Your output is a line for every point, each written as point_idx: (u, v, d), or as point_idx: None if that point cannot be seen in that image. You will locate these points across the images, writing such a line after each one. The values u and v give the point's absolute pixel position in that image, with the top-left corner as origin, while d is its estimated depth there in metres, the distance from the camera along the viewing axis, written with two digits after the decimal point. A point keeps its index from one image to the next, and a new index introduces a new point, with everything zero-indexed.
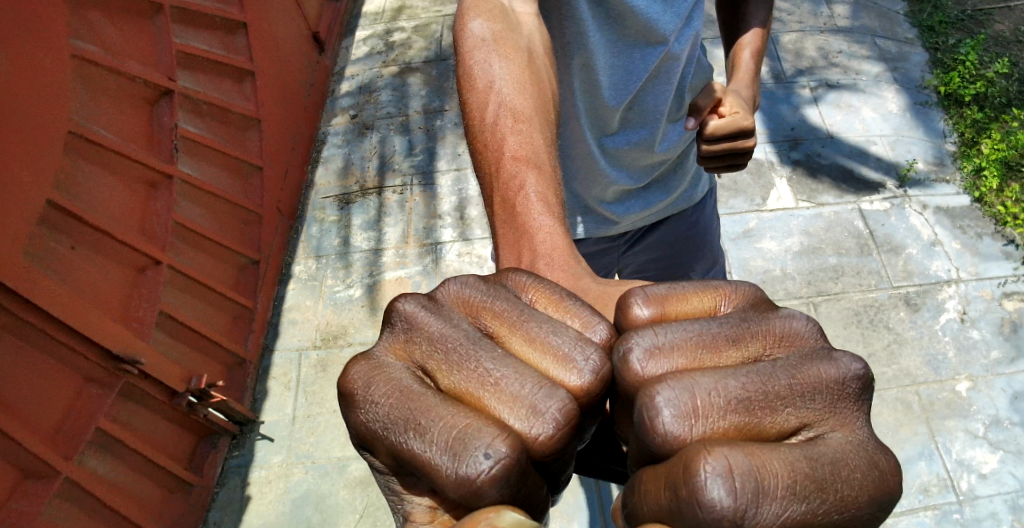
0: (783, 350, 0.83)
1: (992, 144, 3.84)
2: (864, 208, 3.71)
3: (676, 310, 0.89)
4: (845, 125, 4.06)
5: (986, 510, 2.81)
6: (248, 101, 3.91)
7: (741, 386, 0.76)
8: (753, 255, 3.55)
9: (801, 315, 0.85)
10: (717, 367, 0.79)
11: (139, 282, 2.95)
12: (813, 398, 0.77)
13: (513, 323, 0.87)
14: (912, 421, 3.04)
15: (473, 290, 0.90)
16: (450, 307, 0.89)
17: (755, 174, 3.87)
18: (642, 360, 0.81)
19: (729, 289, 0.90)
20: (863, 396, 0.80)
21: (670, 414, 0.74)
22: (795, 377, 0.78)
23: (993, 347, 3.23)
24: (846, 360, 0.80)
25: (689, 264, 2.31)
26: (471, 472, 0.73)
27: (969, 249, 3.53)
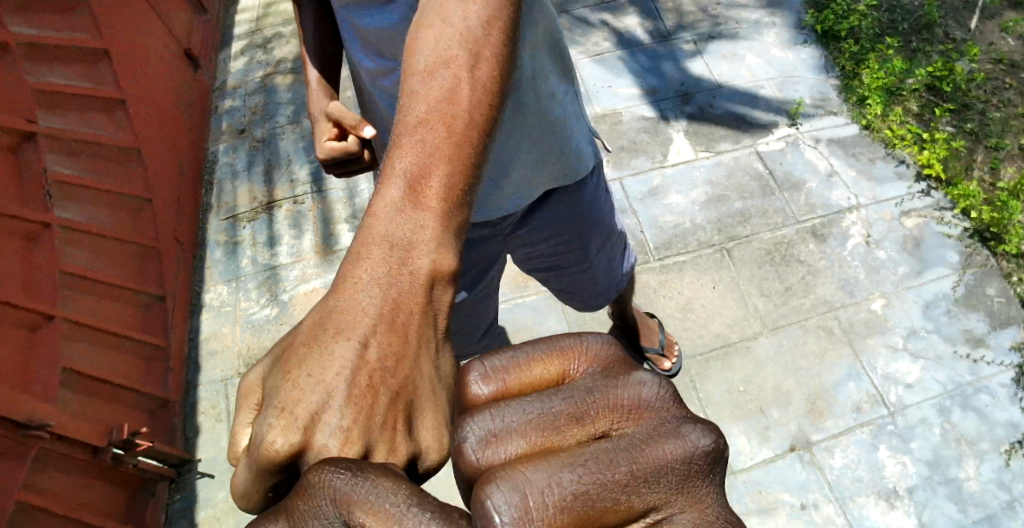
0: (632, 423, 0.75)
1: (871, 74, 3.97)
2: (760, 150, 3.77)
3: (518, 383, 0.81)
4: (733, 74, 4.14)
5: (917, 417, 2.88)
6: (125, 133, 3.67)
7: (574, 480, 0.67)
8: (662, 212, 3.57)
9: (653, 379, 0.78)
10: (531, 401, 0.77)
11: (32, 343, 2.70)
12: (660, 479, 0.69)
13: (382, 436, 0.81)
14: (835, 346, 3.09)
15: (334, 398, 0.83)
16: (301, 431, 0.81)
17: (653, 133, 3.89)
18: (478, 381, 0.82)
19: (579, 349, 0.83)
20: (715, 469, 0.72)
21: (477, 442, 0.74)
22: (634, 459, 0.69)
23: (900, 264, 3.33)
24: (694, 432, 0.72)
25: (585, 241, 2.24)
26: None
27: (864, 175, 3.64)
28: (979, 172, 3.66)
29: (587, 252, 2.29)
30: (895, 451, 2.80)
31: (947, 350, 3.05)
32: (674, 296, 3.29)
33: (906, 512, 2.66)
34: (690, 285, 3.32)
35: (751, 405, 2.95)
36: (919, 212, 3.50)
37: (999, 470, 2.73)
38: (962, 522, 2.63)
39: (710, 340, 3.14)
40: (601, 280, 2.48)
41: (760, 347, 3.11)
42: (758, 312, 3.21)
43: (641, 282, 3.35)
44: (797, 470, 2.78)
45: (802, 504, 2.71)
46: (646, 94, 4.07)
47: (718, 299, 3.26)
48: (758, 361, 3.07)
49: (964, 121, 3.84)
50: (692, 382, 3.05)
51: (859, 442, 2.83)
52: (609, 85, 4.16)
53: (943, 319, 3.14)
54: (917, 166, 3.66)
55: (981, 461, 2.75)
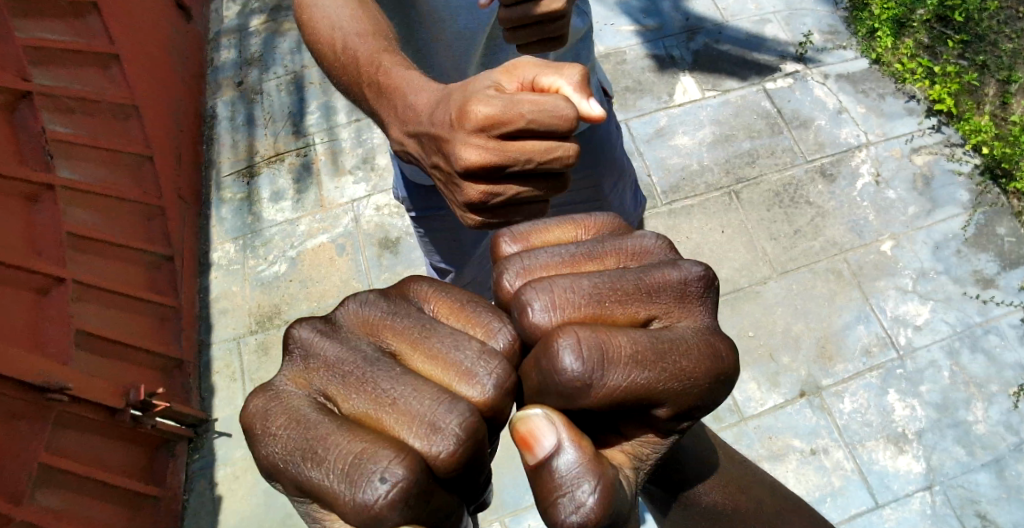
0: (637, 264, 0.97)
1: (881, 4, 3.80)
2: (768, 88, 3.63)
3: (541, 242, 1.03)
4: (738, 8, 3.94)
5: (926, 359, 2.87)
6: (119, 86, 3.46)
7: (592, 284, 0.90)
8: (669, 154, 3.46)
9: (652, 233, 1.00)
10: (589, 278, 0.91)
11: (43, 307, 2.61)
12: (664, 294, 0.91)
13: (415, 343, 0.88)
14: (845, 288, 3.05)
15: (374, 310, 0.91)
16: (350, 329, 0.90)
17: (656, 73, 3.73)
18: (512, 282, 0.95)
19: (588, 222, 1.05)
20: (707, 292, 0.93)
21: (539, 308, 0.88)
22: (644, 280, 0.91)
23: (909, 204, 3.26)
24: (688, 263, 0.93)
25: (598, 177, 2.10)
26: (368, 498, 0.75)
27: (874, 111, 3.53)
28: (991, 106, 3.54)
29: (601, 188, 2.13)
30: (904, 395, 2.80)
31: (956, 292, 3.02)
32: (682, 241, 3.22)
33: (915, 456, 2.68)
34: (700, 230, 3.24)
35: (761, 351, 2.93)
36: (929, 148, 3.41)
37: (1006, 413, 2.74)
38: (969, 464, 2.66)
39: (719, 285, 3.09)
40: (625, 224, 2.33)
41: (770, 291, 3.07)
42: (768, 256, 3.15)
43: (649, 227, 3.27)
44: (806, 416, 2.78)
45: (813, 449, 2.73)
46: (649, 31, 3.88)
47: (727, 244, 3.19)
48: (768, 305, 3.03)
49: (977, 54, 3.71)
50: None
51: (868, 386, 2.83)
52: (609, 23, 3.95)
53: (953, 260, 3.10)
54: (928, 101, 3.54)
55: (989, 404, 2.76)
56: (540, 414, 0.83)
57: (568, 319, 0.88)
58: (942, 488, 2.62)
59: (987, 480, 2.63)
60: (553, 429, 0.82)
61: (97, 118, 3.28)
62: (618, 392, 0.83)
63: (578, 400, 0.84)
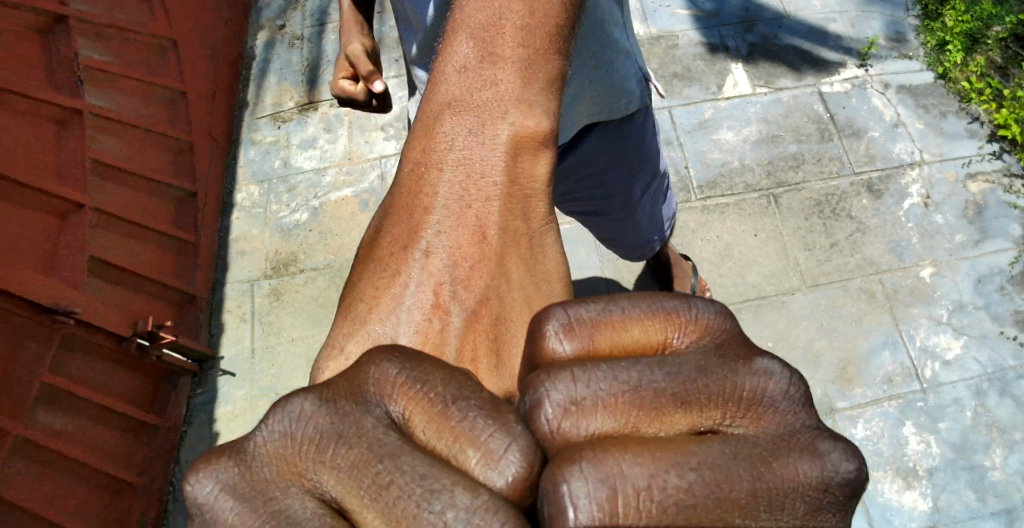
0: (752, 423, 0.66)
1: (955, 16, 3.57)
2: (824, 90, 3.45)
3: (609, 341, 0.70)
4: (803, 3, 3.74)
5: (950, 396, 2.75)
6: (158, 19, 3.38)
7: (676, 492, 0.60)
8: (709, 148, 3.32)
9: (780, 369, 0.69)
10: (672, 471, 0.61)
11: (62, 230, 2.59)
12: (794, 509, 0.62)
13: (372, 494, 0.61)
14: (875, 311, 2.92)
15: (312, 433, 0.65)
16: (273, 471, 0.65)
17: (709, 61, 3.56)
18: (553, 419, 0.65)
19: (687, 317, 0.72)
20: (849, 505, 0.65)
21: (587, 519, 0.60)
22: (762, 481, 0.62)
23: (956, 231, 3.10)
24: (836, 456, 0.64)
25: (631, 180, 2.01)
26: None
27: (932, 129, 3.35)
28: None
29: (630, 195, 2.07)
30: (921, 429, 2.69)
31: (993, 330, 2.87)
32: (713, 240, 3.10)
33: (922, 493, 2.58)
34: (731, 231, 3.11)
35: None
36: (986, 175, 3.23)
37: None
38: (978, 510, 2.55)
39: (744, 290, 2.98)
40: (651, 224, 2.29)
41: (796, 302, 2.94)
42: (799, 266, 3.02)
43: (679, 222, 3.16)
44: None
45: None
46: (706, 18, 3.70)
47: (759, 248, 3.06)
48: (792, 317, 2.92)
49: None
50: None
51: (885, 415, 2.71)
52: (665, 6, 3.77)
53: (995, 296, 2.94)
54: (992, 125, 3.34)
55: (1009, 451, 2.64)
56: None
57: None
58: None
59: None
60: None
61: (133, 49, 3.23)
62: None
63: None
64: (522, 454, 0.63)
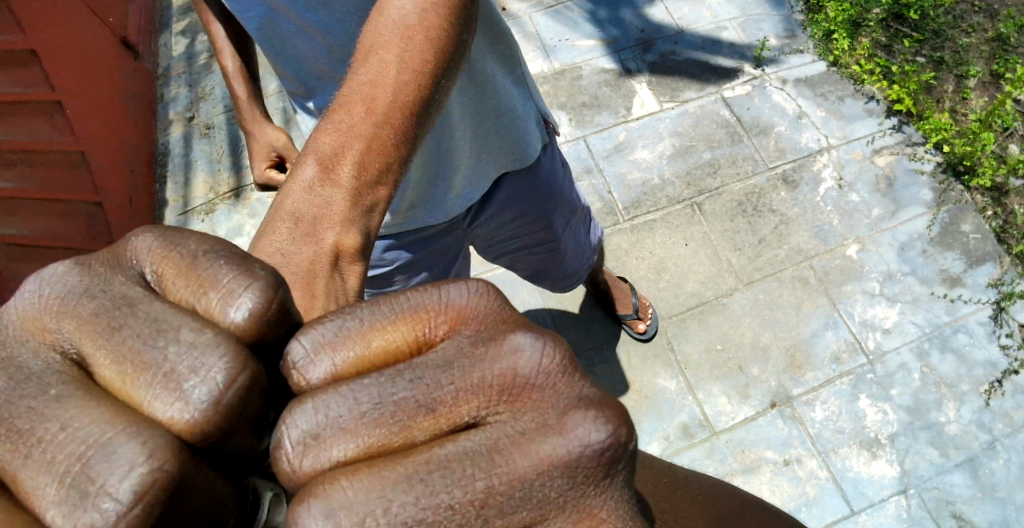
0: (510, 411, 0.68)
1: (836, 6, 3.80)
2: (726, 96, 3.62)
3: (355, 360, 0.72)
4: (693, 17, 3.91)
5: (896, 363, 2.87)
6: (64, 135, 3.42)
7: (413, 500, 0.62)
8: (629, 169, 3.44)
9: (467, 288, 0.76)
10: (365, 382, 0.68)
11: None
12: (539, 489, 0.64)
13: (188, 266, 0.73)
14: (811, 295, 3.04)
15: (153, 244, 0.75)
16: (123, 263, 0.73)
17: (614, 86, 3.71)
18: (297, 450, 0.67)
19: (438, 310, 0.75)
20: (568, 384, 0.70)
21: (296, 443, 0.67)
22: (453, 379, 0.69)
23: (873, 206, 3.26)
24: (526, 346, 0.70)
25: (548, 219, 2.11)
26: (99, 475, 0.59)
27: (833, 115, 3.52)
28: (951, 102, 3.55)
29: (552, 229, 2.16)
30: (875, 400, 2.79)
31: (923, 292, 3.02)
32: (647, 256, 3.22)
33: (888, 460, 2.67)
34: (663, 244, 3.23)
35: (730, 363, 2.92)
36: (891, 149, 3.40)
37: (978, 411, 2.75)
38: (943, 465, 2.65)
39: (685, 299, 3.08)
40: (569, 258, 2.36)
41: (736, 302, 3.05)
42: (733, 267, 3.14)
43: (613, 245, 3.26)
44: (778, 427, 2.77)
45: (786, 459, 2.71)
46: (607, 45, 3.85)
47: (692, 257, 3.18)
48: (735, 317, 3.02)
49: (934, 50, 3.71)
50: (669, 343, 2.99)
51: (839, 393, 2.82)
52: (564, 40, 3.91)
53: (919, 260, 3.10)
54: (887, 101, 3.54)
55: (961, 404, 2.76)
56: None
57: (344, 461, 0.66)
58: (917, 491, 2.62)
59: (962, 480, 2.63)
60: None
61: None
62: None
63: None
64: (274, 263, 0.76)
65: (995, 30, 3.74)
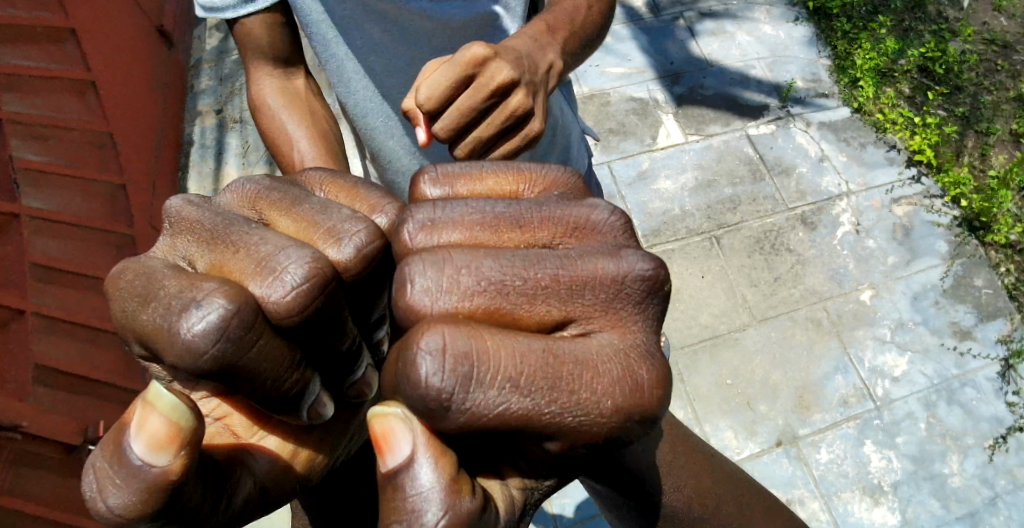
0: (575, 242, 0.76)
1: (863, 54, 3.85)
2: (751, 133, 3.66)
3: (469, 191, 0.84)
4: (723, 53, 3.97)
5: (903, 411, 2.89)
6: (94, 113, 3.37)
7: (495, 269, 0.69)
8: (651, 198, 3.48)
9: (608, 207, 0.79)
10: (476, 202, 0.78)
11: (5, 340, 2.50)
12: (590, 294, 0.71)
13: (287, 204, 0.82)
14: (823, 337, 3.07)
15: (257, 186, 0.86)
16: (229, 205, 0.85)
17: (641, 115, 3.76)
18: (418, 228, 0.75)
19: (537, 174, 0.86)
20: (648, 298, 0.73)
21: (420, 287, 0.68)
22: (563, 268, 0.71)
23: (889, 253, 3.29)
24: (602, 206, 0.79)
25: None
26: (182, 327, 0.69)
27: (855, 160, 3.56)
28: (971, 157, 3.59)
29: None
30: (881, 446, 2.81)
31: (934, 343, 3.04)
32: None
33: (890, 508, 2.69)
34: (679, 274, 3.25)
35: (738, 399, 2.94)
36: (909, 199, 3.44)
37: (981, 465, 2.77)
38: (944, 517, 2.67)
39: (698, 331, 3.10)
40: None
41: (749, 338, 3.08)
42: (747, 303, 3.17)
43: None
44: (783, 465, 2.78)
45: (789, 500, 2.72)
46: (636, 74, 3.91)
47: (707, 289, 3.21)
48: (746, 353, 3.04)
49: (957, 106, 3.76)
50: (681, 374, 3.00)
51: (845, 436, 2.84)
52: (594, 65, 3.97)
53: (931, 311, 3.12)
54: (908, 152, 3.58)
55: (964, 457, 2.78)
56: (398, 414, 0.67)
57: (454, 312, 0.68)
58: None
59: None
60: (410, 437, 0.66)
61: (72, 146, 3.20)
62: (485, 416, 0.64)
63: (433, 423, 0.65)
64: (364, 228, 0.80)
65: (1016, 90, 3.81)
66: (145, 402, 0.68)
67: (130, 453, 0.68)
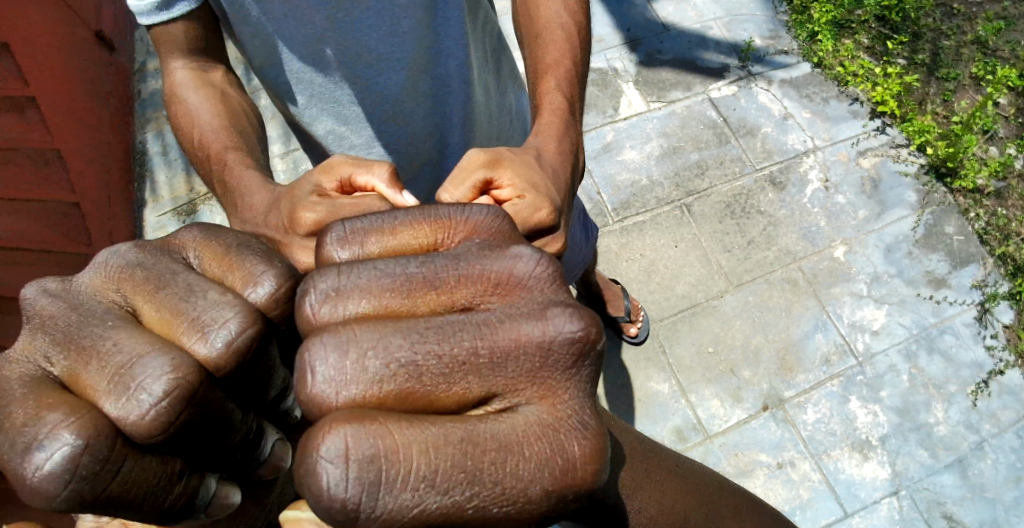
0: (499, 302, 0.71)
1: (820, 7, 3.80)
2: (713, 96, 3.60)
3: (383, 249, 0.77)
4: (679, 16, 3.88)
5: (885, 364, 2.87)
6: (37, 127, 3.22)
7: (404, 349, 0.65)
8: (617, 169, 3.40)
9: (532, 256, 0.73)
10: (387, 263, 0.72)
11: None
12: (514, 364, 0.67)
13: (164, 288, 0.74)
14: (801, 297, 3.04)
15: (122, 263, 0.77)
16: (89, 288, 0.75)
17: (601, 85, 3.66)
18: (324, 304, 0.69)
19: (457, 221, 0.80)
20: (577, 362, 0.69)
21: (322, 377, 0.64)
22: (481, 338, 0.67)
23: (859, 207, 3.26)
24: (526, 262, 0.73)
25: None
26: (26, 471, 0.65)
27: (819, 116, 3.52)
28: (933, 105, 3.57)
29: None
30: (866, 401, 2.80)
31: (910, 294, 3.03)
32: (636, 259, 3.18)
33: (880, 462, 2.68)
34: (652, 246, 3.20)
35: (721, 366, 2.90)
36: (875, 150, 3.41)
37: (966, 412, 2.77)
38: (933, 466, 2.67)
39: (675, 302, 3.05)
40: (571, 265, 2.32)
41: (727, 304, 3.03)
42: (723, 268, 3.12)
43: (601, 246, 3.22)
44: (771, 429, 2.76)
45: (779, 463, 2.71)
46: (592, 44, 3.81)
47: (681, 258, 3.16)
48: (726, 319, 3.00)
49: (915, 53, 3.73)
50: (661, 346, 2.96)
51: (830, 395, 2.82)
52: None
53: (905, 262, 3.11)
54: (870, 103, 3.55)
55: (948, 404, 2.78)
56: None
57: (362, 400, 0.64)
58: (908, 492, 2.64)
59: (951, 481, 2.65)
60: None
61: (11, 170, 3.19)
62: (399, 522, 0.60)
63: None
64: (235, 315, 0.72)
65: (973, 33, 3.79)
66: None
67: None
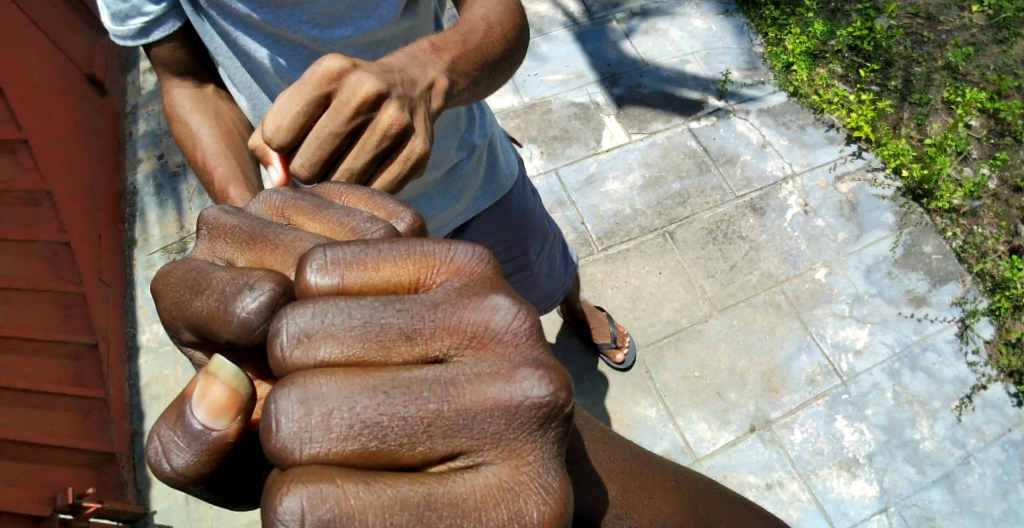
0: (474, 355, 0.68)
1: (793, 39, 3.94)
2: (693, 127, 3.71)
3: (361, 284, 0.71)
4: (658, 51, 4.02)
5: (869, 382, 2.92)
6: (31, 174, 3.29)
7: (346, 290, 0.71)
8: (601, 200, 3.49)
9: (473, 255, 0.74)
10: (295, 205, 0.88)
11: None
12: (481, 423, 0.65)
13: (365, 198, 0.88)
14: (783, 319, 3.10)
15: (283, 196, 0.88)
16: (258, 212, 0.88)
17: (583, 119, 3.78)
18: (287, 343, 0.67)
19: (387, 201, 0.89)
20: (543, 424, 0.66)
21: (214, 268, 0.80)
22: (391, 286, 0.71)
23: (838, 230, 3.34)
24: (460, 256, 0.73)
25: (522, 247, 2.11)
26: (235, 308, 0.73)
27: (796, 143, 3.63)
28: (907, 128, 3.67)
29: (526, 258, 2.15)
30: (851, 420, 2.84)
31: (891, 313, 3.09)
32: (622, 285, 3.25)
33: (867, 479, 2.71)
34: (637, 274, 3.27)
35: (708, 389, 2.95)
36: (852, 174, 3.51)
37: (951, 427, 2.81)
38: (921, 482, 2.70)
39: (661, 328, 3.12)
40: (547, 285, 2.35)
41: (711, 329, 3.10)
42: (706, 293, 3.19)
43: (587, 275, 3.30)
44: (758, 450, 2.80)
45: (768, 483, 2.74)
46: (575, 79, 3.94)
47: (666, 284, 3.23)
48: (711, 343, 3.06)
49: (888, 80, 3.84)
50: (648, 372, 3.01)
51: (815, 415, 2.86)
52: (532, 75, 3.99)
53: (885, 281, 3.18)
54: (847, 129, 3.66)
55: (934, 421, 2.82)
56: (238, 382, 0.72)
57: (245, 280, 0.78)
58: (897, 509, 2.66)
59: (940, 497, 2.68)
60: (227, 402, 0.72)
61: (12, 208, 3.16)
62: None
63: None
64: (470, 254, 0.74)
65: (943, 59, 3.91)
66: (209, 372, 0.72)
67: (192, 419, 0.71)
